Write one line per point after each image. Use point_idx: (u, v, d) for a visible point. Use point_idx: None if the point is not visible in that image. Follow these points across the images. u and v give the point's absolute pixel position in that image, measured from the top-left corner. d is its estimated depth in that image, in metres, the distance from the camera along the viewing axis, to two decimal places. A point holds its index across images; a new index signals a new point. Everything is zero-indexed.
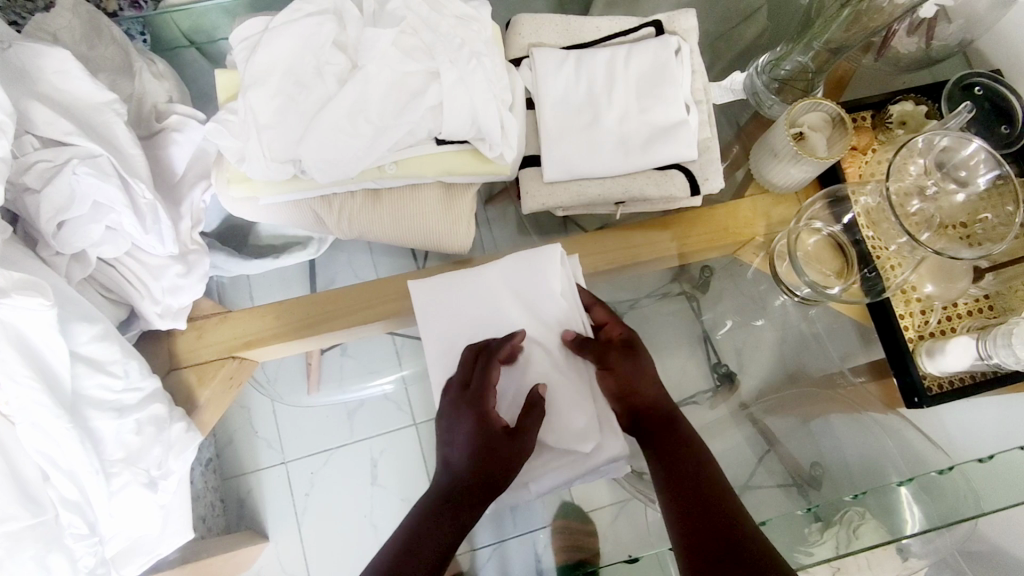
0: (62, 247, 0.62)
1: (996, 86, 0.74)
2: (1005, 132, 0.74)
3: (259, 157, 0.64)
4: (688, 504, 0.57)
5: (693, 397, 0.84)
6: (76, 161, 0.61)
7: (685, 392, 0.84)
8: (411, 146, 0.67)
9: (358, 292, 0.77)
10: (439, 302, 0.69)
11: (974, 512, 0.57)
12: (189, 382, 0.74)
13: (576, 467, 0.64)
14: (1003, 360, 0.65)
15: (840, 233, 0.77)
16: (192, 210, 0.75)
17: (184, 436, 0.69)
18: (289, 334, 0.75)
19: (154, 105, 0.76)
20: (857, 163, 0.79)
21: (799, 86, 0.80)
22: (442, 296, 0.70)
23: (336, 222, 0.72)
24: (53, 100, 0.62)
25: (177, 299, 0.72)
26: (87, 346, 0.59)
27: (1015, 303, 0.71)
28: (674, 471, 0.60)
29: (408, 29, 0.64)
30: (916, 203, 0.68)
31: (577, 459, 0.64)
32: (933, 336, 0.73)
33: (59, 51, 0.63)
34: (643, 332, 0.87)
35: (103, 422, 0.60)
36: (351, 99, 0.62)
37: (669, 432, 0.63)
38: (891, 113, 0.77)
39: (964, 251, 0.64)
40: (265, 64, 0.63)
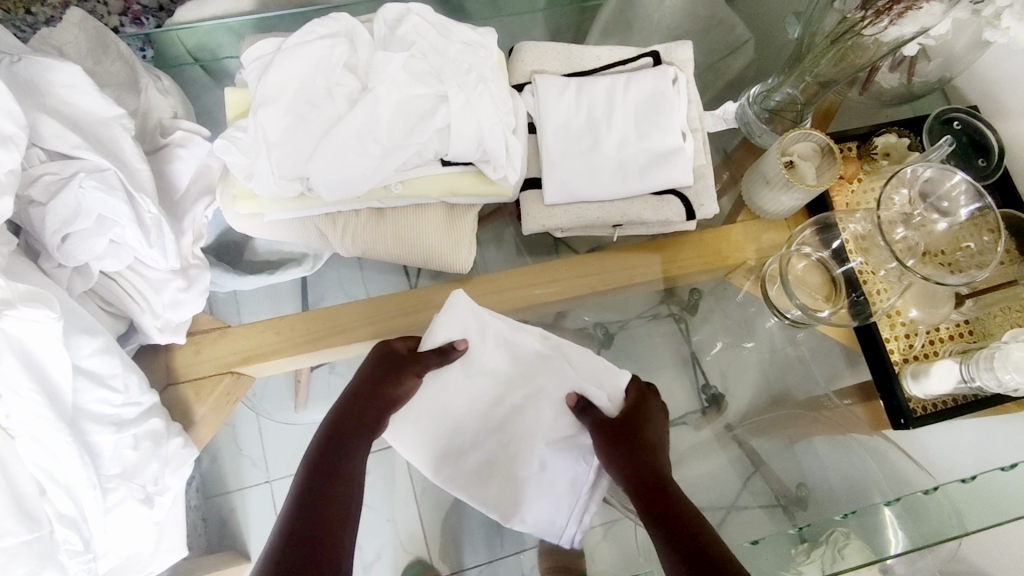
0: (65, 260, 0.62)
1: (973, 121, 0.79)
2: (982, 164, 0.78)
3: (267, 173, 0.65)
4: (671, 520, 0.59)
5: (681, 418, 0.86)
6: (83, 174, 0.61)
7: (674, 413, 0.86)
8: (417, 166, 0.68)
9: (347, 310, 0.77)
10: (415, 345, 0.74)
11: (959, 531, 0.59)
12: (187, 397, 0.73)
13: (579, 493, 0.70)
14: (985, 383, 0.67)
15: (829, 259, 0.79)
16: (193, 226, 0.74)
17: (181, 452, 0.67)
18: (285, 349, 0.75)
19: (158, 119, 0.76)
20: (844, 192, 0.82)
21: (789, 117, 0.83)
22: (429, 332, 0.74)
23: (339, 239, 0.73)
24: (63, 114, 0.63)
25: (177, 313, 0.71)
26: (88, 359, 0.59)
27: (993, 328, 0.74)
28: (646, 484, 0.63)
29: (417, 53, 0.66)
30: (901, 230, 0.70)
31: (580, 484, 0.71)
32: (917, 359, 0.75)
33: (69, 65, 0.63)
34: (629, 356, 0.89)
35: (101, 436, 0.59)
36: (360, 120, 0.63)
37: (645, 459, 0.65)
38: (876, 144, 0.81)
39: (949, 277, 0.67)
40: (278, 82, 0.64)
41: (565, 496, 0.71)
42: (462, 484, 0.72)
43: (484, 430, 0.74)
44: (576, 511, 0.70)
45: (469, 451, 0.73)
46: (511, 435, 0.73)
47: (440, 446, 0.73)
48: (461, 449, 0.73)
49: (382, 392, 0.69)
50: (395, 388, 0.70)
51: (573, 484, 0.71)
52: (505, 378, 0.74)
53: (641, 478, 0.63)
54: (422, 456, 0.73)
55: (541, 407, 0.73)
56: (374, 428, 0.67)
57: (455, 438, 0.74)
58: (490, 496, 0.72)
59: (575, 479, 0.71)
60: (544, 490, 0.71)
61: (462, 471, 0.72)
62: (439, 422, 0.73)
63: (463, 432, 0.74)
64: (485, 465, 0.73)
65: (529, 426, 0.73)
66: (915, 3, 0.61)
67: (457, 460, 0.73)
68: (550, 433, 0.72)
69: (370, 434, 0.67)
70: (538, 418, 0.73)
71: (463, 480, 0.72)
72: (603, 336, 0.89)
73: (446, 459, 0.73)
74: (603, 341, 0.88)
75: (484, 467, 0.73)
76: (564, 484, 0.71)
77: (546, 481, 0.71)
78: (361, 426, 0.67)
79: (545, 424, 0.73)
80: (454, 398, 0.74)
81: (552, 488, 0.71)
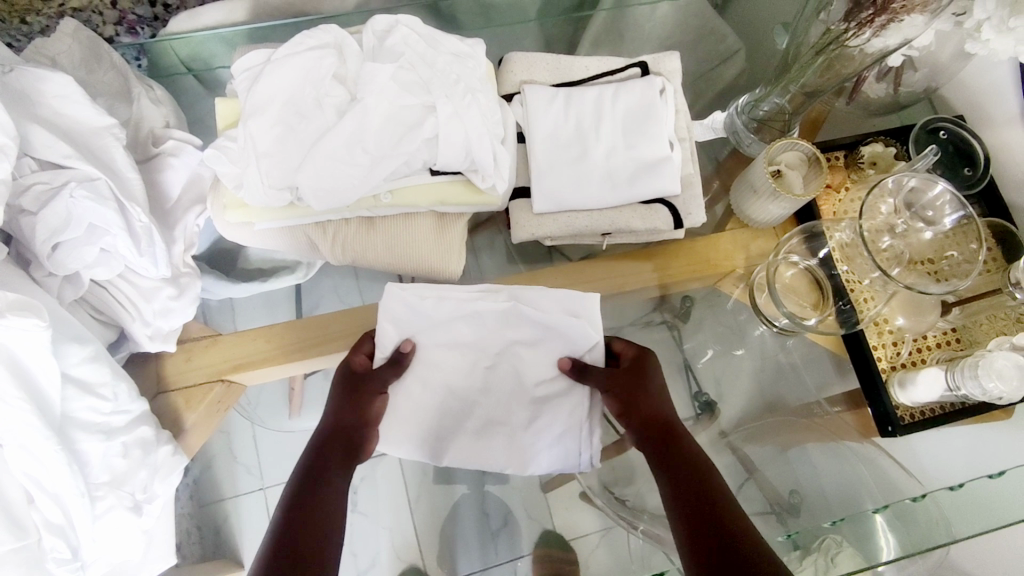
0: (56, 268, 0.63)
1: (959, 130, 0.80)
2: (968, 173, 0.79)
3: (256, 183, 0.65)
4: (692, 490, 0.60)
5: None
6: (74, 183, 0.62)
7: None
8: (406, 176, 0.69)
9: (338, 318, 0.77)
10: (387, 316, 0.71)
11: (946, 539, 0.59)
12: (177, 405, 0.73)
13: (576, 430, 0.70)
14: (970, 391, 0.68)
15: (817, 267, 0.80)
16: (185, 234, 0.75)
17: (170, 459, 0.68)
18: (274, 358, 0.75)
19: (151, 129, 0.77)
20: (831, 202, 0.83)
21: (777, 127, 0.84)
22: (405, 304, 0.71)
23: (329, 248, 0.73)
24: (54, 124, 0.64)
25: (167, 321, 0.72)
26: (78, 367, 0.59)
27: (981, 336, 0.74)
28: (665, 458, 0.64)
29: (406, 65, 0.66)
30: (887, 239, 0.71)
31: (576, 416, 0.70)
32: (905, 367, 0.75)
33: (61, 76, 0.64)
34: None
35: (89, 444, 0.59)
36: (349, 130, 0.64)
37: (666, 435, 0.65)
38: (863, 154, 0.82)
39: (932, 285, 0.68)
40: (267, 93, 0.65)
41: (569, 427, 0.70)
42: (466, 455, 0.71)
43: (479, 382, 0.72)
44: (581, 439, 0.70)
45: (464, 418, 0.72)
46: (501, 380, 0.72)
47: (440, 408, 0.71)
48: (456, 417, 0.72)
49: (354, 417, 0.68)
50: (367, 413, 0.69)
51: (572, 419, 0.70)
52: (482, 329, 0.71)
53: (660, 450, 0.64)
54: (417, 430, 0.71)
55: (521, 358, 0.71)
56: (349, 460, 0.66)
57: (451, 393, 0.72)
58: (501, 457, 0.70)
59: (573, 419, 0.70)
60: (548, 440, 0.70)
61: (464, 442, 0.71)
62: (421, 394, 0.71)
63: (450, 403, 0.71)
64: (486, 422, 0.71)
65: (519, 373, 0.71)
66: (897, 15, 0.62)
67: (456, 429, 0.71)
68: (538, 378, 0.71)
69: (346, 459, 0.65)
70: (522, 364, 0.71)
71: (467, 451, 0.71)
72: None
73: (442, 437, 0.71)
74: None
75: (485, 416, 0.71)
76: (559, 429, 0.70)
77: (547, 420, 0.70)
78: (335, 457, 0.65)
79: (533, 369, 0.71)
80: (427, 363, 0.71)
81: (554, 425, 0.70)
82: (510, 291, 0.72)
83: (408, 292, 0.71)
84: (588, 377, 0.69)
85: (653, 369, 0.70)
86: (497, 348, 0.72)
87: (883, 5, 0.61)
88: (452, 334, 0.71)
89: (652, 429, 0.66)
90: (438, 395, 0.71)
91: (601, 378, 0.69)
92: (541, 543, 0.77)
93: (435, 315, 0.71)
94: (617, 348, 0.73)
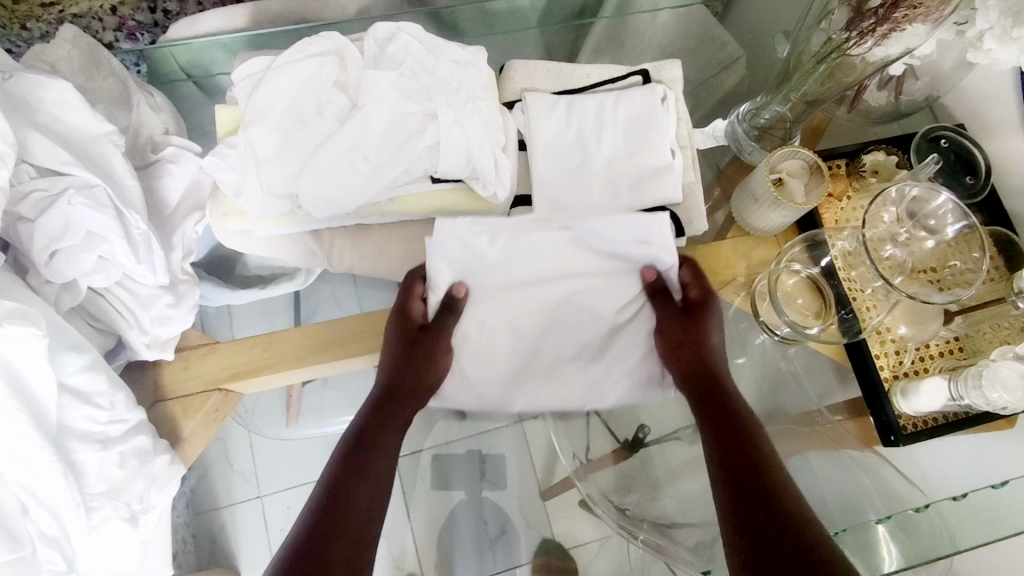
0: (52, 276, 0.62)
1: (959, 138, 0.80)
2: (971, 182, 0.79)
3: (256, 191, 0.65)
4: (725, 434, 0.64)
5: (674, 433, 0.86)
6: (72, 191, 0.61)
7: (665, 427, 0.86)
8: (407, 184, 0.69)
9: (342, 326, 0.77)
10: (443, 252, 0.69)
11: (949, 550, 0.58)
12: (174, 414, 0.73)
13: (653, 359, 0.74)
14: (973, 402, 0.68)
15: (819, 275, 0.79)
16: (183, 241, 0.75)
17: (168, 468, 0.66)
18: (274, 366, 0.74)
19: (149, 135, 0.76)
20: (833, 210, 0.82)
21: (778, 135, 0.84)
22: (462, 241, 0.68)
23: (328, 255, 0.73)
24: (52, 130, 0.63)
25: (166, 329, 0.71)
26: (74, 376, 0.58)
27: (984, 345, 0.74)
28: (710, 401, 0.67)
29: (407, 72, 0.66)
30: (889, 249, 0.71)
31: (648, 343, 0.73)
32: (907, 376, 0.75)
33: (60, 82, 0.63)
34: None
35: (85, 454, 0.59)
36: (349, 138, 0.63)
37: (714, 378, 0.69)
38: (864, 162, 0.82)
39: (935, 296, 0.67)
40: (267, 100, 0.64)
41: (639, 359, 0.74)
42: (539, 396, 0.75)
43: (553, 319, 0.73)
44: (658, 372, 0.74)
45: (536, 358, 0.74)
46: (570, 318, 0.73)
47: (516, 352, 0.74)
48: (525, 358, 0.74)
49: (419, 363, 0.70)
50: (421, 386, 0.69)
51: (640, 358, 0.74)
52: (552, 258, 0.70)
53: (708, 390, 0.68)
54: (488, 373, 0.74)
55: (585, 296, 0.72)
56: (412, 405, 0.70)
57: (521, 335, 0.73)
58: (575, 395, 0.75)
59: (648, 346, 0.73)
60: (618, 378, 0.74)
61: (538, 389, 0.75)
62: (482, 336, 0.73)
63: (519, 346, 0.74)
64: (555, 363, 0.74)
65: (590, 308, 0.73)
66: (899, 24, 0.62)
67: (528, 371, 0.75)
68: (604, 318, 0.73)
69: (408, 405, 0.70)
70: (592, 299, 0.72)
71: (540, 396, 0.75)
72: None
73: (515, 378, 0.74)
74: None
75: (557, 355, 0.74)
76: (628, 363, 0.74)
77: (626, 350, 0.74)
78: (398, 403, 0.69)
79: (603, 305, 0.73)
80: (494, 302, 0.72)
81: (628, 356, 0.74)
82: (566, 220, 0.70)
83: (461, 227, 0.68)
84: (657, 305, 0.71)
85: (711, 314, 0.71)
86: (561, 287, 0.72)
87: (885, 14, 0.61)
88: (520, 268, 0.71)
89: (705, 396, 0.68)
90: (513, 338, 0.73)
91: (665, 311, 0.71)
92: (540, 552, 0.87)
93: (497, 253, 0.70)
94: (682, 278, 0.73)
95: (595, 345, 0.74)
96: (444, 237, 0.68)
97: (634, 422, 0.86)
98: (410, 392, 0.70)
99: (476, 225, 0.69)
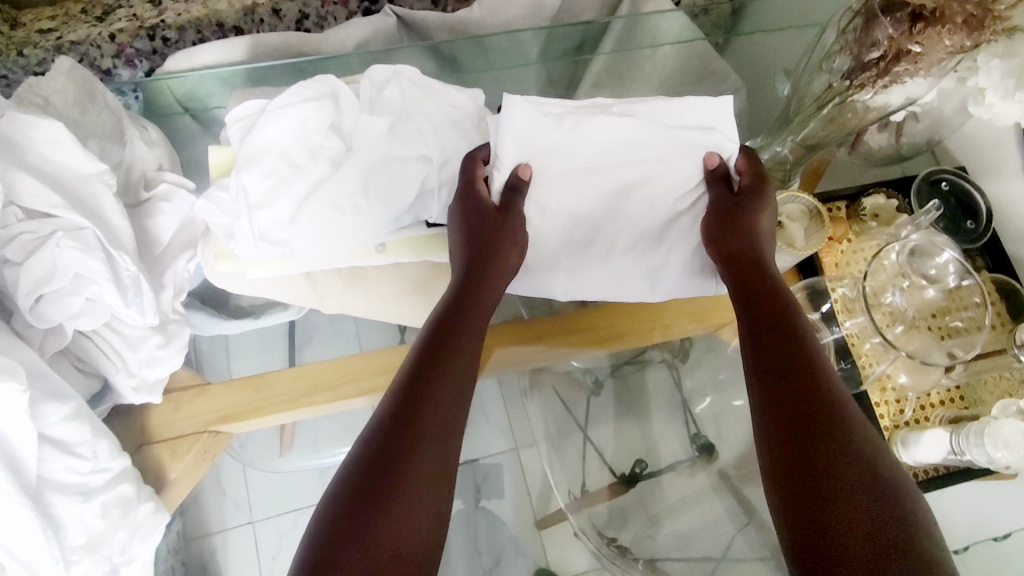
0: (37, 321, 0.61)
1: (960, 181, 0.79)
2: (971, 227, 0.79)
3: (247, 235, 0.64)
4: (796, 383, 0.54)
5: (672, 466, 0.87)
6: (60, 233, 0.60)
7: (663, 461, 0.87)
8: (402, 229, 0.68)
9: (338, 367, 0.75)
10: (508, 134, 0.60)
11: None
12: (160, 458, 0.71)
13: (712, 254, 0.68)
14: (975, 458, 0.67)
15: (819, 322, 0.75)
16: (174, 280, 0.73)
17: (152, 517, 0.65)
18: (266, 408, 0.73)
19: (142, 172, 0.76)
20: (833, 253, 0.80)
21: (778, 175, 0.83)
22: (522, 122, 0.59)
23: (320, 300, 0.73)
24: (42, 171, 0.62)
25: (153, 371, 0.69)
26: (56, 427, 0.57)
27: (984, 395, 0.73)
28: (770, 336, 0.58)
29: (403, 116, 0.65)
30: (890, 296, 0.70)
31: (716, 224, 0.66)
32: (908, 426, 0.73)
33: (51, 122, 0.62)
34: (625, 399, 0.90)
35: (65, 507, 0.58)
36: (344, 184, 0.63)
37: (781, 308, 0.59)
38: (864, 206, 0.81)
39: (936, 356, 0.67)
40: (261, 144, 0.63)
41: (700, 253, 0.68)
42: (591, 285, 0.70)
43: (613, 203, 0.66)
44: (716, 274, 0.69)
45: (590, 247, 0.68)
46: (628, 207, 0.66)
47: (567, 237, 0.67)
48: (581, 245, 0.68)
49: (479, 273, 0.62)
50: (474, 290, 0.62)
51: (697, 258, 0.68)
52: (615, 135, 0.61)
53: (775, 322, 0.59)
54: (543, 255, 0.68)
55: (650, 184, 0.64)
56: (476, 324, 0.61)
57: (577, 222, 0.67)
58: (630, 287, 0.70)
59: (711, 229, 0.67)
60: (676, 267, 0.69)
61: (587, 273, 0.69)
62: (541, 222, 0.66)
63: (575, 235, 0.67)
64: (613, 248, 0.68)
65: (654, 195, 0.65)
66: (899, 77, 0.61)
67: (583, 259, 0.69)
68: (662, 208, 0.66)
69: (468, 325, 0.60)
70: (654, 185, 0.64)
71: (591, 285, 0.70)
72: (592, 383, 0.88)
73: (565, 263, 0.69)
74: (593, 388, 0.88)
75: (616, 237, 0.68)
76: (692, 246, 0.67)
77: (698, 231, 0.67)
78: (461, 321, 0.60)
79: (664, 190, 0.64)
80: (554, 190, 0.63)
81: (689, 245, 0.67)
82: (626, 106, 0.62)
83: (529, 108, 0.59)
84: (721, 191, 0.63)
85: (765, 204, 0.63)
86: (626, 175, 0.63)
87: (886, 67, 0.61)
88: (584, 150, 0.61)
89: (761, 289, 0.61)
90: (568, 226, 0.67)
91: (728, 215, 0.63)
92: None
93: (561, 138, 0.61)
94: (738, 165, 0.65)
95: (652, 235, 0.68)
96: (509, 120, 0.59)
97: (633, 456, 0.88)
98: (470, 309, 0.61)
99: (535, 104, 0.60)
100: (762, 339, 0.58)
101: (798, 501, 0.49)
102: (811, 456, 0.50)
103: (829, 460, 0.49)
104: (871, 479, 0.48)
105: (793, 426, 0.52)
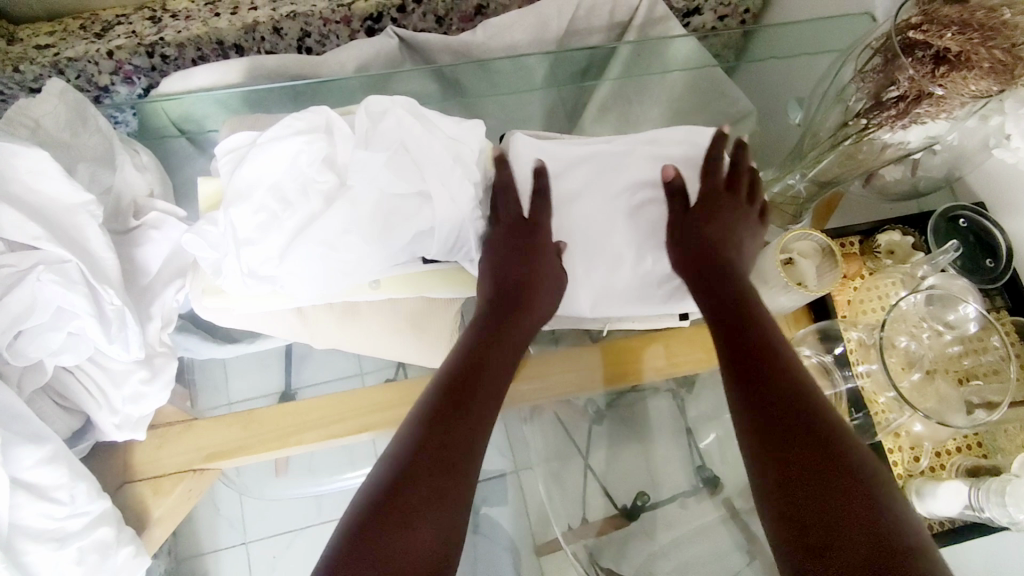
0: (15, 358, 0.59)
1: (979, 220, 0.76)
2: (990, 265, 0.75)
3: (236, 272, 0.62)
4: (774, 392, 0.52)
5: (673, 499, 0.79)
6: (42, 266, 0.59)
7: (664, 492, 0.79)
8: (399, 266, 0.66)
9: (329, 403, 0.73)
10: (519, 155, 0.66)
11: None
12: (144, 497, 0.69)
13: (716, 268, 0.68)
14: (995, 517, 0.63)
15: (830, 363, 0.74)
16: (163, 311, 0.71)
17: (132, 561, 0.63)
18: (254, 446, 0.71)
19: (133, 200, 0.73)
20: (845, 291, 0.78)
21: (789, 210, 0.80)
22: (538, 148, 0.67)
23: (312, 336, 0.71)
24: (24, 203, 0.60)
25: (137, 408, 0.67)
26: (31, 471, 0.55)
27: (1005, 444, 0.68)
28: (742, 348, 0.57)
29: (400, 150, 0.62)
30: (904, 340, 0.68)
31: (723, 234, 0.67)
32: (923, 475, 0.70)
33: (36, 152, 0.60)
34: (627, 426, 0.84)
35: (39, 554, 0.56)
36: (336, 221, 0.61)
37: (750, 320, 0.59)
38: (879, 241, 0.78)
39: (957, 419, 0.64)
40: (251, 178, 0.61)
41: None
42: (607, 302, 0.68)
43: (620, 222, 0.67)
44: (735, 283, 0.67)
45: (599, 264, 0.68)
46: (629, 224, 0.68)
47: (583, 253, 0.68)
48: (592, 261, 0.68)
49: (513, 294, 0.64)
50: (506, 310, 0.64)
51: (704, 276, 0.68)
52: (614, 162, 0.68)
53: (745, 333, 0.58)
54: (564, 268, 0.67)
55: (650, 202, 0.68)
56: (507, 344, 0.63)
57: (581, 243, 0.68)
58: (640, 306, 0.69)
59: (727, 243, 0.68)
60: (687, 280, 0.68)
61: (603, 291, 0.68)
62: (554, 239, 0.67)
63: (586, 253, 0.68)
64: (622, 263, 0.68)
65: (628, 210, 0.68)
66: (919, 118, 0.58)
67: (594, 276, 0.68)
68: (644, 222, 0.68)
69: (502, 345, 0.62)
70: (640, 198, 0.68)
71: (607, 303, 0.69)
72: (594, 413, 0.83)
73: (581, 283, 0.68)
74: (595, 418, 0.83)
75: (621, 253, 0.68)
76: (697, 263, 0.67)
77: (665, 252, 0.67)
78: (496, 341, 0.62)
79: (645, 205, 0.68)
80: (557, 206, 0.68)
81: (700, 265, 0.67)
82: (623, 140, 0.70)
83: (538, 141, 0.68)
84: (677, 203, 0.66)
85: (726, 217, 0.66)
86: (617, 192, 0.67)
87: (907, 107, 0.58)
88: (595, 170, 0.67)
89: (726, 300, 0.61)
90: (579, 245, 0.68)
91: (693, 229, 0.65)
92: None
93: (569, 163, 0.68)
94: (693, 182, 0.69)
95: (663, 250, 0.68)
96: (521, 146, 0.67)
97: (634, 488, 0.80)
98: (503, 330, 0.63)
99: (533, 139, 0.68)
100: (738, 355, 0.56)
101: (794, 515, 0.46)
102: (805, 467, 0.48)
103: (824, 477, 0.47)
104: (871, 504, 0.45)
105: (773, 434, 0.50)
